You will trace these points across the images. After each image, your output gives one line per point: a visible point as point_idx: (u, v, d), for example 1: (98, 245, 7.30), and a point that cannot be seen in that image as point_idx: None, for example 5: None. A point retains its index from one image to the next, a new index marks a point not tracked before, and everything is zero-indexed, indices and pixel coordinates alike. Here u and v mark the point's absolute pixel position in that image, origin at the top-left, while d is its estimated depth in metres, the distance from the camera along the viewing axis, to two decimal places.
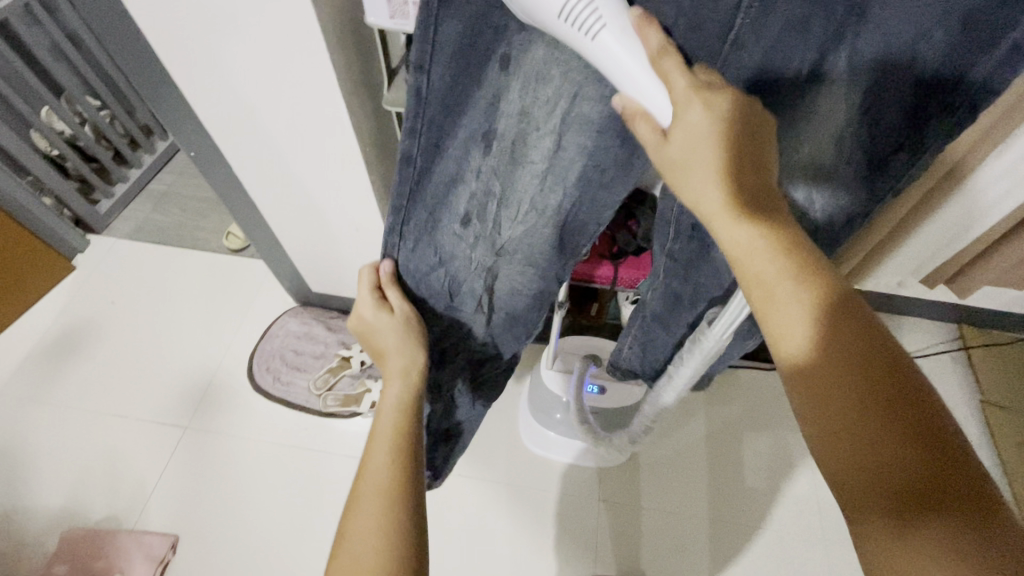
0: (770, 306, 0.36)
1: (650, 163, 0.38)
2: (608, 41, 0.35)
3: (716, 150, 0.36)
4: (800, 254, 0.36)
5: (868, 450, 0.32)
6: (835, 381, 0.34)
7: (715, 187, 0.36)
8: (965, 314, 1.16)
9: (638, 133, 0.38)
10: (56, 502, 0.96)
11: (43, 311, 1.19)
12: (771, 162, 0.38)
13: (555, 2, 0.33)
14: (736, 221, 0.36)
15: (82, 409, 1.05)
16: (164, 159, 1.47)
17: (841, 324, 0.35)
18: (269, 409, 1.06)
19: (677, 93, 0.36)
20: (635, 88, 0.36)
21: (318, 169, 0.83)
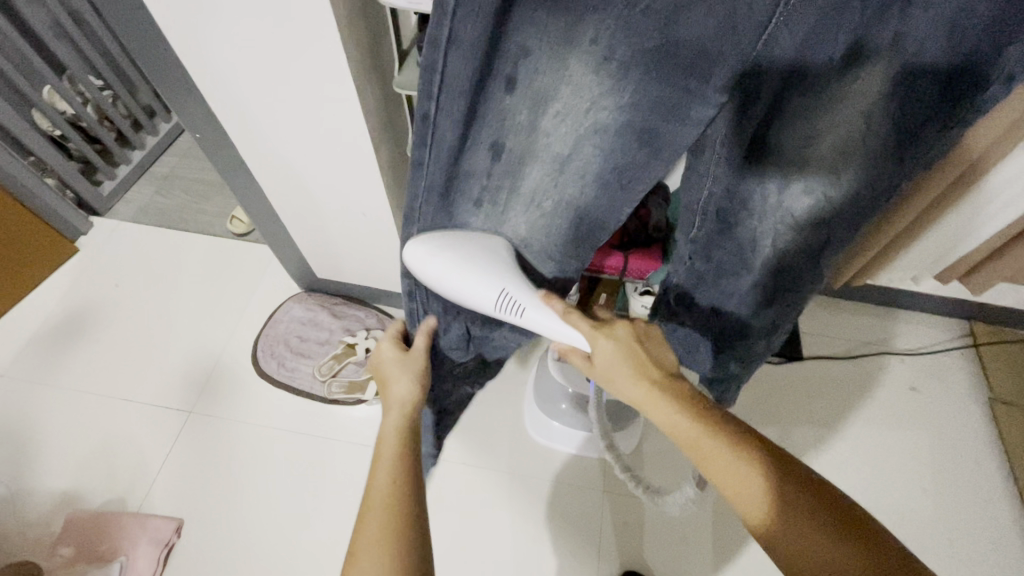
0: (706, 464, 0.43)
1: (581, 339, 0.49)
2: (535, 315, 0.49)
3: (624, 367, 0.48)
4: (698, 405, 0.46)
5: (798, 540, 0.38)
6: (793, 515, 0.39)
7: (627, 382, 0.48)
8: (975, 310, 1.15)
9: (565, 327, 0.49)
10: (60, 484, 0.96)
11: (46, 293, 1.18)
12: (661, 350, 0.51)
13: (493, 293, 0.48)
14: (634, 385, 0.47)
15: (86, 392, 1.05)
16: (167, 142, 1.45)
17: (763, 460, 0.42)
18: (273, 395, 1.06)
19: (585, 333, 0.48)
20: (562, 339, 0.50)
21: (325, 152, 0.81)
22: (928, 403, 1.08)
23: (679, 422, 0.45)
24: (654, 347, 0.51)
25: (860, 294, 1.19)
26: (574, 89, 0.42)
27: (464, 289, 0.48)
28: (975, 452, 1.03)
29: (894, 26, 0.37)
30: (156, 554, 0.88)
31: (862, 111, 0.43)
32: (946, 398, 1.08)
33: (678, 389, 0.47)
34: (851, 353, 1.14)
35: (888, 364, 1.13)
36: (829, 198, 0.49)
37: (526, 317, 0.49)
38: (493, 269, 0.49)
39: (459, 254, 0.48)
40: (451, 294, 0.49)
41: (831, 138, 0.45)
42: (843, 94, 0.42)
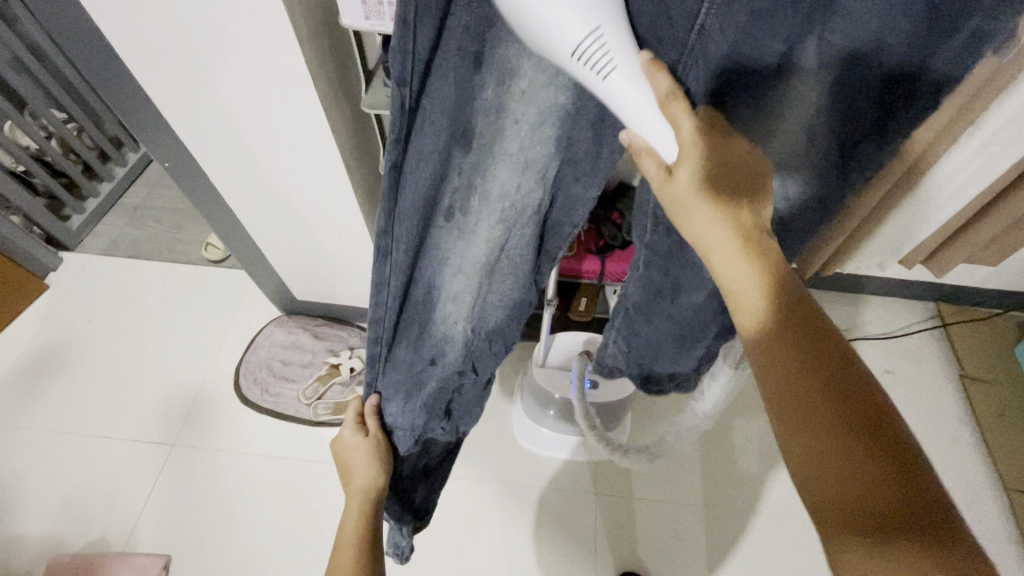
0: (767, 353, 0.34)
1: (673, 146, 0.35)
2: (621, 82, 0.32)
3: (711, 202, 0.35)
4: (772, 257, 0.35)
5: (839, 464, 0.30)
6: (807, 390, 0.32)
7: (709, 219, 0.35)
8: (940, 292, 1.19)
9: (661, 119, 0.34)
10: (39, 528, 0.93)
11: (15, 332, 1.15)
12: (761, 210, 0.37)
13: (581, 29, 0.29)
14: (718, 225, 0.35)
15: (62, 431, 1.02)
16: (136, 172, 1.43)
17: (793, 312, 0.34)
18: (258, 422, 1.04)
19: (683, 137, 0.35)
20: (647, 132, 0.34)
21: (297, 175, 0.81)
22: (903, 384, 1.11)
23: (747, 282, 0.35)
24: (755, 205, 0.36)
25: (832, 283, 1.22)
26: (531, 81, 0.39)
27: (551, 4, 0.28)
28: (951, 429, 1.06)
29: (820, 35, 0.36)
30: None
31: (807, 116, 0.42)
32: (919, 380, 1.12)
33: (766, 256, 0.35)
34: None
35: (863, 349, 1.16)
36: (781, 198, 0.48)
37: (606, 86, 0.32)
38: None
39: (527, 7, 0.29)
40: (508, 13, 0.29)
41: (781, 146, 0.44)
42: (785, 100, 0.40)
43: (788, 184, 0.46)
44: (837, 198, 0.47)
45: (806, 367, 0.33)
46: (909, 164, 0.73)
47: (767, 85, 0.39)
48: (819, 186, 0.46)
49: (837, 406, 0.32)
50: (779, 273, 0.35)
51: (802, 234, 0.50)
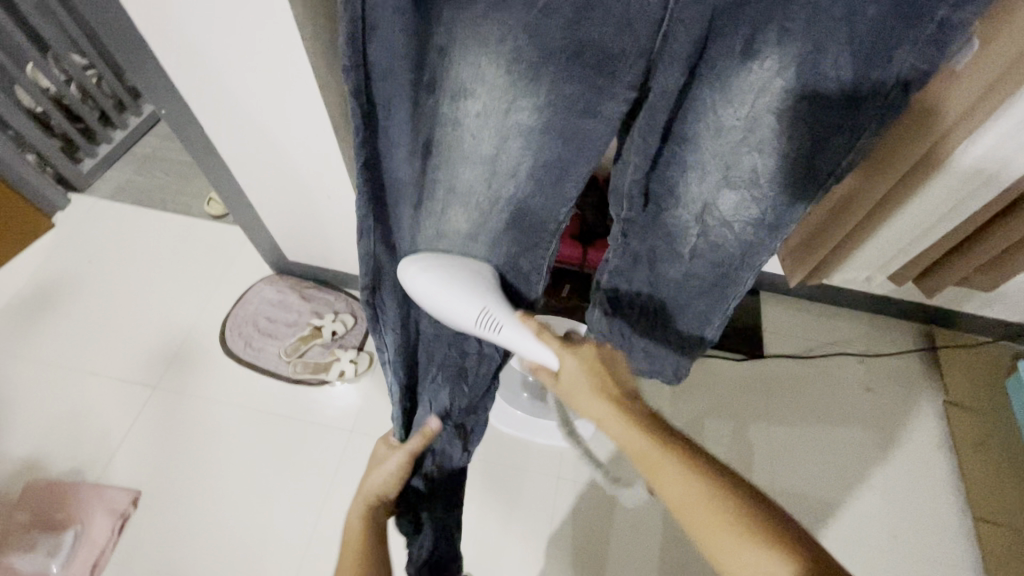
0: (655, 478, 0.40)
1: (549, 354, 0.51)
2: (511, 334, 0.53)
3: (586, 381, 0.49)
4: (650, 420, 0.44)
5: (739, 561, 0.36)
6: (714, 519, 0.37)
7: (599, 406, 0.46)
8: (935, 315, 1.16)
9: (535, 344, 0.52)
10: (22, 452, 0.97)
11: (18, 267, 1.19)
12: (623, 375, 0.51)
13: (476, 308, 0.52)
14: (596, 401, 0.47)
15: (52, 364, 1.06)
16: (149, 124, 1.47)
17: (699, 469, 0.39)
18: (238, 374, 1.07)
19: (555, 349, 0.51)
20: (528, 353, 0.52)
21: (289, 136, 0.83)
22: (885, 404, 1.10)
23: (632, 437, 0.43)
24: (619, 372, 0.51)
25: (825, 296, 1.21)
26: (486, 95, 0.46)
27: (444, 300, 0.52)
28: (927, 453, 1.04)
29: (782, 32, 0.41)
30: (112, 524, 0.90)
31: (772, 106, 0.46)
32: (901, 401, 1.10)
33: (633, 407, 0.45)
34: (811, 353, 1.16)
35: (848, 365, 1.14)
36: (756, 175, 0.52)
37: (501, 334, 0.53)
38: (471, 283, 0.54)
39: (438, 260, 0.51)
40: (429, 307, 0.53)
41: (746, 129, 0.48)
42: (747, 86, 0.45)
43: (757, 165, 0.51)
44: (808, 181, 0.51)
45: (690, 487, 0.39)
46: (913, 161, 0.68)
47: (732, 67, 0.44)
48: (789, 168, 0.51)
49: (729, 507, 0.37)
50: (641, 418, 0.44)
51: (771, 213, 0.55)
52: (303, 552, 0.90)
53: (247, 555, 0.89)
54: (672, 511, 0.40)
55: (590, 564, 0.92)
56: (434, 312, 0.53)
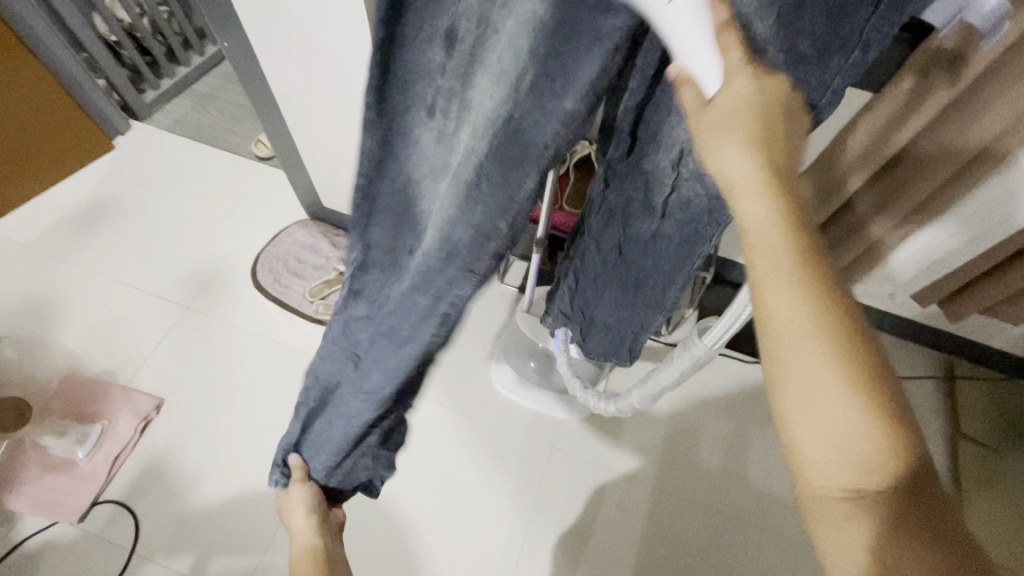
0: (763, 285, 0.31)
1: (716, 66, 0.30)
2: (680, 11, 0.28)
3: (747, 124, 0.31)
4: (803, 227, 0.31)
5: (829, 404, 0.30)
6: (820, 350, 0.30)
7: (738, 160, 0.32)
8: (959, 346, 1.13)
9: (709, 36, 0.29)
10: (64, 347, 1.05)
11: (79, 181, 1.28)
12: (791, 148, 0.32)
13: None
14: (737, 153, 0.32)
15: (100, 273, 1.14)
16: (211, 65, 1.53)
17: (827, 294, 0.30)
18: (265, 307, 1.13)
19: (731, 64, 0.30)
20: (686, 59, 0.30)
21: (339, 80, 0.86)
22: None
23: (762, 230, 0.31)
24: (790, 136, 0.33)
25: None
26: None
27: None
28: None
29: None
30: (135, 424, 0.97)
31: (751, 56, 0.35)
32: None
33: (789, 191, 0.32)
34: None
35: None
36: None
37: (668, 11, 0.28)
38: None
39: None
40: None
41: (727, 63, 0.35)
42: (727, 9, 0.32)
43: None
44: None
45: (808, 312, 0.30)
46: (926, 193, 0.73)
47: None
48: None
49: (847, 349, 0.30)
50: (800, 222, 0.31)
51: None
52: None
53: (250, 472, 0.95)
54: (760, 317, 0.32)
55: (569, 532, 0.95)
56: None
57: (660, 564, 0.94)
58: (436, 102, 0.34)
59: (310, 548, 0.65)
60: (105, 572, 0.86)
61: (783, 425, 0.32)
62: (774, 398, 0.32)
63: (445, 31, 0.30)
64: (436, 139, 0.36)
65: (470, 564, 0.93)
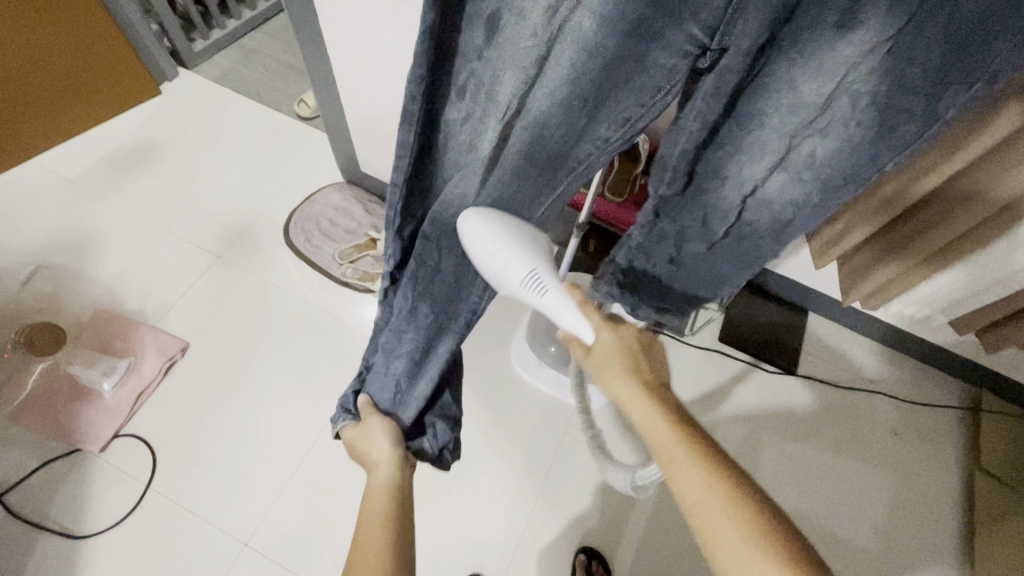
0: (672, 477, 0.42)
1: (589, 329, 0.49)
2: (553, 301, 0.48)
3: (619, 357, 0.49)
4: (682, 420, 0.45)
5: (743, 556, 0.38)
6: (726, 514, 0.39)
7: (620, 379, 0.48)
8: (989, 380, 1.10)
9: (579, 317, 0.49)
10: (98, 281, 1.08)
11: (124, 122, 1.30)
12: (657, 363, 0.51)
13: (524, 269, 0.46)
14: (623, 382, 0.48)
15: (139, 214, 1.16)
16: (260, 21, 1.54)
17: (721, 466, 0.41)
18: (293, 264, 1.14)
19: (594, 323, 0.49)
20: (572, 326, 0.49)
21: (396, 44, 0.86)
22: (908, 454, 1.07)
23: (658, 427, 0.44)
24: (650, 356, 0.51)
25: (876, 332, 1.16)
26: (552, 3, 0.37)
27: (497, 259, 0.46)
28: (937, 513, 1.01)
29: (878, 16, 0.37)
30: (160, 363, 0.99)
31: (851, 92, 0.43)
32: (924, 456, 1.06)
33: (666, 401, 0.47)
34: (850, 387, 1.13)
35: (883, 408, 1.11)
36: (813, 159, 0.49)
37: (544, 301, 0.48)
38: (522, 239, 0.47)
39: (505, 248, 0.46)
40: (478, 265, 0.48)
41: (811, 114, 0.45)
42: (832, 65, 0.41)
43: (815, 149, 0.47)
44: (860, 167, 0.47)
45: (708, 487, 0.40)
46: (941, 245, 0.73)
47: (820, 45, 0.41)
48: (851, 161, 0.47)
49: (750, 513, 0.39)
50: (670, 410, 0.46)
51: (817, 199, 0.52)
52: (314, 435, 0.96)
53: (265, 424, 0.96)
54: (684, 508, 0.41)
55: (571, 520, 0.95)
56: (482, 269, 0.48)
57: (659, 563, 0.93)
58: (467, 87, 0.42)
59: (385, 480, 0.61)
60: (121, 501, 0.88)
61: None
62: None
63: (488, 23, 0.38)
64: (466, 120, 0.45)
65: (469, 540, 0.93)
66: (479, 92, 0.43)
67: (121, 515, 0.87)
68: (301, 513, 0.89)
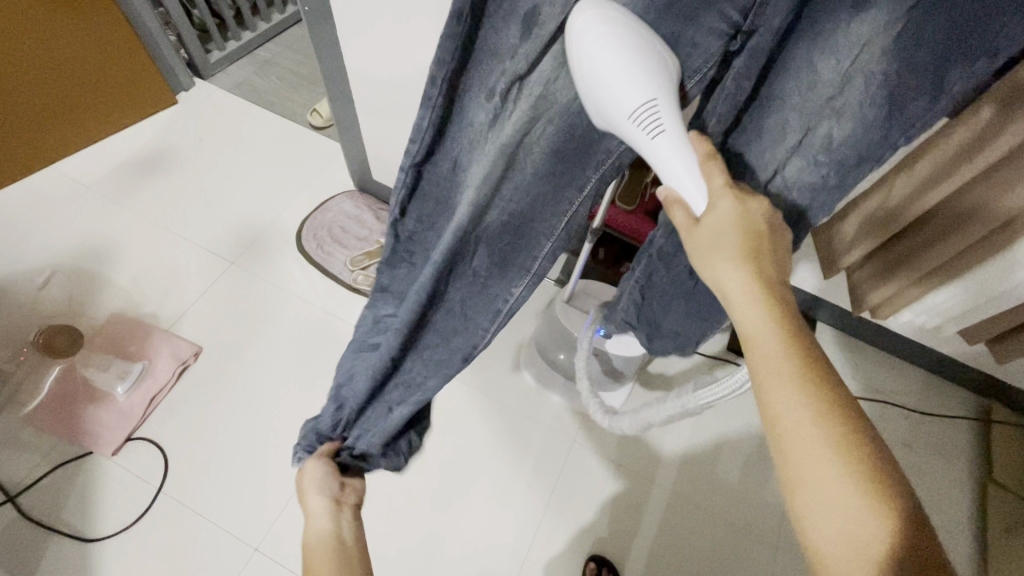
0: (765, 387, 0.37)
1: (701, 191, 0.42)
2: (666, 142, 0.40)
3: (736, 234, 0.41)
4: (789, 313, 0.39)
5: (826, 477, 0.34)
6: (810, 434, 0.35)
7: (729, 259, 0.40)
8: (998, 391, 1.10)
9: (695, 175, 0.42)
10: (114, 285, 1.09)
11: (142, 129, 1.32)
12: (781, 247, 0.42)
13: (641, 95, 0.39)
14: (735, 269, 0.40)
15: (154, 220, 1.18)
16: (275, 33, 1.57)
17: (814, 380, 0.36)
18: (305, 270, 1.15)
19: (715, 188, 0.41)
20: (679, 180, 0.42)
21: (411, 54, 0.87)
22: (918, 464, 1.06)
23: (760, 322, 0.38)
24: (778, 241, 0.42)
25: (884, 342, 1.17)
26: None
27: (613, 70, 0.38)
28: (948, 523, 1.01)
29: None
30: (173, 367, 1.00)
31: (870, 68, 0.40)
32: (935, 466, 1.06)
33: (780, 296, 0.39)
34: (860, 397, 1.13)
35: (892, 418, 1.11)
36: (826, 143, 0.45)
37: (658, 139, 0.40)
38: (657, 63, 0.39)
39: (633, 49, 0.38)
40: (591, 80, 0.40)
41: (830, 98, 0.43)
42: (852, 41, 0.40)
43: (833, 131, 0.44)
44: (871, 150, 0.44)
45: (808, 411, 0.35)
46: (949, 255, 0.73)
47: (838, 20, 0.39)
48: (862, 144, 0.44)
49: (852, 444, 0.34)
50: (784, 306, 0.39)
51: (833, 184, 0.47)
52: None
53: (276, 427, 0.97)
54: (769, 426, 0.37)
55: (581, 527, 0.95)
56: (597, 85, 0.40)
57: (669, 571, 0.93)
58: (497, 86, 0.42)
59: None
60: (133, 504, 0.88)
61: (796, 514, 0.35)
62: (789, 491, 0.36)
63: (524, 16, 0.39)
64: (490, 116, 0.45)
65: (478, 546, 0.93)
66: (507, 84, 0.42)
67: (133, 518, 0.87)
68: None
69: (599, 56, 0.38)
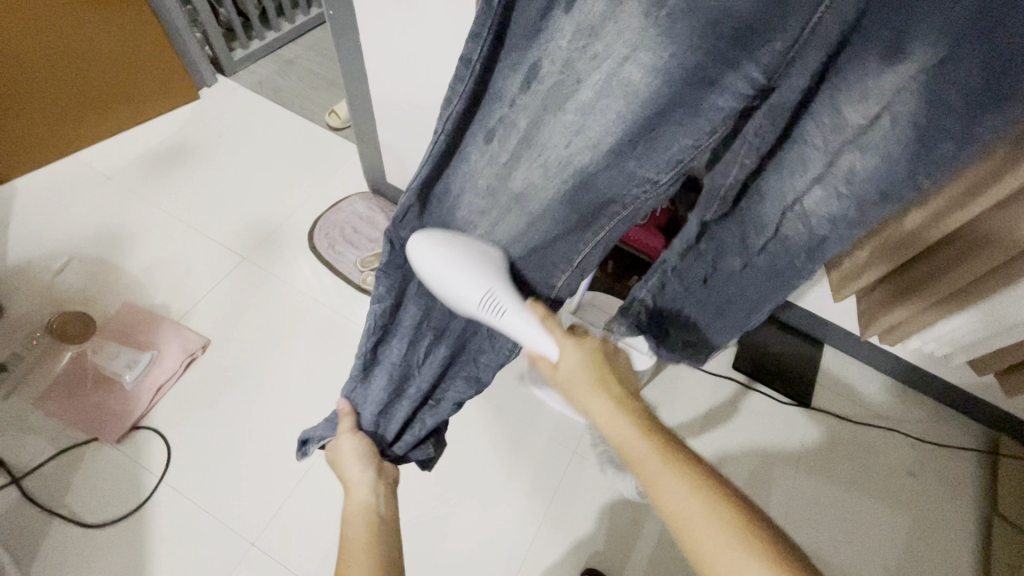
0: (651, 488, 0.43)
1: (554, 343, 0.51)
2: (513, 318, 0.52)
3: (587, 373, 0.50)
4: (646, 419, 0.46)
5: (721, 551, 0.39)
6: (703, 511, 0.40)
7: (587, 396, 0.49)
8: (1008, 425, 1.09)
9: (542, 333, 0.51)
10: (128, 274, 1.11)
11: (164, 123, 1.35)
12: (620, 373, 0.52)
13: (480, 292, 0.51)
14: (594, 398, 0.48)
15: (170, 212, 1.20)
16: (298, 34, 1.59)
17: (685, 463, 0.43)
18: (316, 269, 1.16)
19: (559, 339, 0.51)
20: (535, 342, 0.51)
21: (432, 61, 0.88)
22: (922, 494, 1.05)
23: (623, 438, 0.45)
24: (615, 365, 0.53)
25: (893, 369, 1.15)
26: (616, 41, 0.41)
27: (452, 283, 0.51)
28: (951, 556, 0.99)
29: (929, 32, 0.37)
30: (181, 358, 1.01)
31: (896, 115, 0.42)
32: (940, 496, 1.05)
33: (631, 403, 0.48)
34: (865, 423, 1.11)
35: (897, 446, 1.09)
36: (851, 174, 0.48)
37: (506, 317, 0.52)
38: (483, 263, 0.53)
39: (453, 251, 0.52)
40: (434, 287, 0.52)
41: (854, 136, 0.45)
42: (876, 88, 0.42)
43: (855, 165, 0.47)
44: (900, 183, 0.47)
45: (688, 490, 0.41)
46: (960, 285, 0.73)
47: (866, 69, 0.41)
48: (885, 177, 0.47)
49: (729, 514, 0.40)
50: (639, 415, 0.47)
51: (856, 215, 0.51)
52: None
53: (280, 423, 0.97)
54: (670, 521, 0.42)
55: (577, 539, 0.95)
56: (439, 292, 0.52)
57: None
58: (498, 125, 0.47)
59: (366, 506, 0.61)
60: (134, 492, 0.89)
61: None
62: (700, 567, 0.40)
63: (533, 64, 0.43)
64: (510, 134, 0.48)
65: (474, 553, 0.93)
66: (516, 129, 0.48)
67: (134, 506, 0.88)
68: (309, 517, 0.90)
69: (438, 272, 0.52)
